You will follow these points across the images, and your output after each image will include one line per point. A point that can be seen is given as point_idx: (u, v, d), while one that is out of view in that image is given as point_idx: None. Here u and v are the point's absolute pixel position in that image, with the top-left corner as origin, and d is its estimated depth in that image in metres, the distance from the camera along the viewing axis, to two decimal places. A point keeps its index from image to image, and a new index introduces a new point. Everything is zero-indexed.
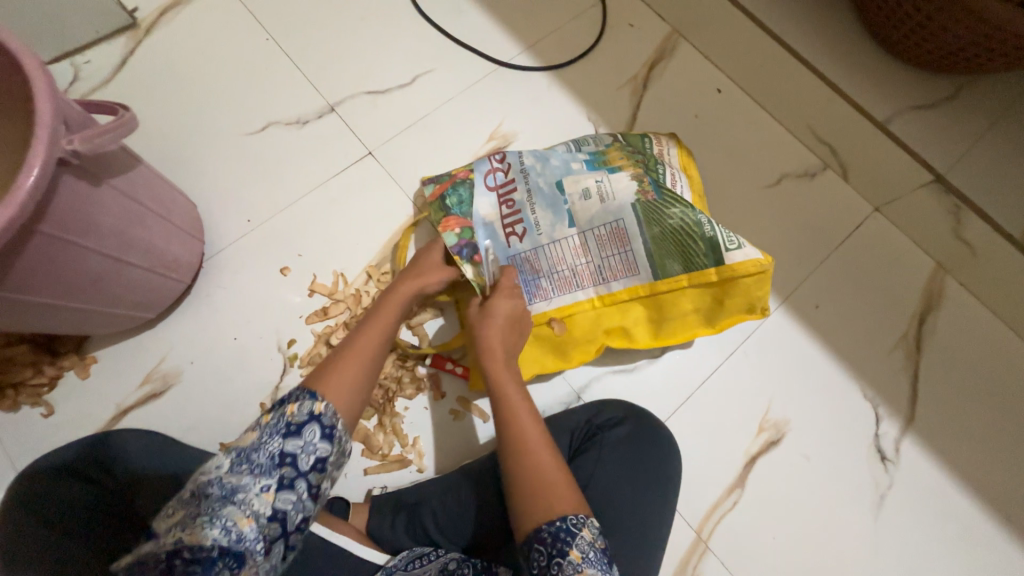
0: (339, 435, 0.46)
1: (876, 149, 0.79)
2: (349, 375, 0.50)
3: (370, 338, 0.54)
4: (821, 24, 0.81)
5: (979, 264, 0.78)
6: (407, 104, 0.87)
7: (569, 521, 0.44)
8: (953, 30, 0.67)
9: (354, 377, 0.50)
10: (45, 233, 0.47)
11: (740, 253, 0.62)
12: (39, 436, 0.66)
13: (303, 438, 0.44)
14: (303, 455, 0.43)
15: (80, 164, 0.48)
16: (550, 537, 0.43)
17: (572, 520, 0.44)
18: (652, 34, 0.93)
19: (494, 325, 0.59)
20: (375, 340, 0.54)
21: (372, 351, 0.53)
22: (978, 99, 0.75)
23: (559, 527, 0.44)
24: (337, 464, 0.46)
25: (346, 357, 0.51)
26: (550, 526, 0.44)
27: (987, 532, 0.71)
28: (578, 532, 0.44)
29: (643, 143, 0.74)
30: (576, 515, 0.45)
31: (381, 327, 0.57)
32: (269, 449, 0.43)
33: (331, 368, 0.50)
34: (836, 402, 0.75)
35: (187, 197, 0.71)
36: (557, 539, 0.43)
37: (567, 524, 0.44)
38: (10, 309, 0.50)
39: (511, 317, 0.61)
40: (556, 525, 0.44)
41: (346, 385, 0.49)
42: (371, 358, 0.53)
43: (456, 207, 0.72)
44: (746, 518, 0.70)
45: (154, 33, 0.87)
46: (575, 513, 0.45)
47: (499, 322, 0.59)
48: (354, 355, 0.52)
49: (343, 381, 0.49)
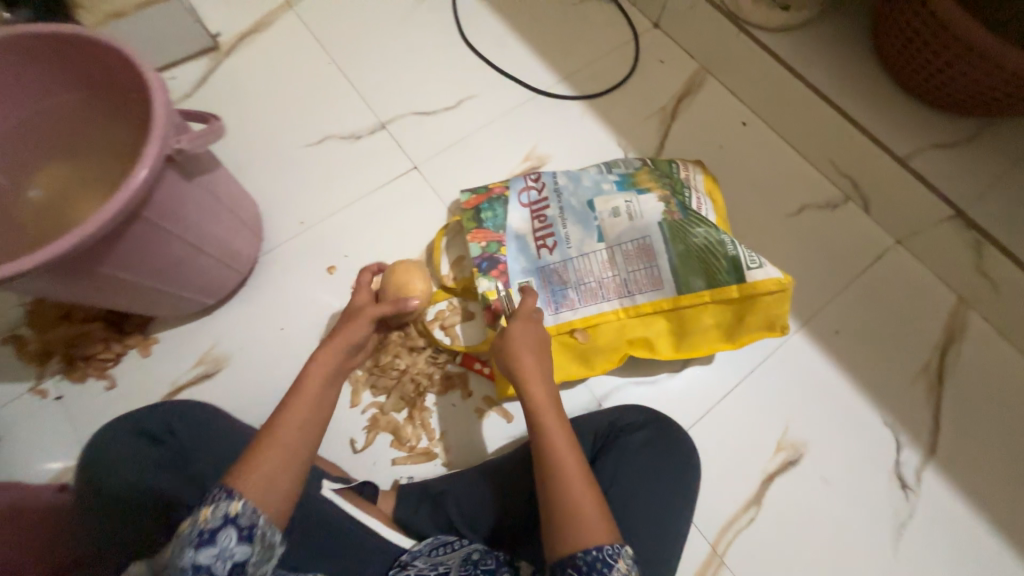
0: (261, 534, 0.42)
1: (897, 184, 0.82)
2: (279, 459, 0.45)
3: (312, 404, 0.49)
4: (844, 65, 0.86)
5: (1001, 300, 0.79)
6: (451, 125, 0.95)
7: (604, 552, 0.43)
8: (971, 76, 0.71)
9: (285, 456, 0.45)
10: (146, 220, 0.53)
11: (761, 271, 0.66)
12: (98, 407, 0.72)
13: (220, 543, 0.40)
14: (217, 564, 0.39)
15: (180, 162, 0.55)
16: (585, 566, 0.42)
17: (608, 551, 0.43)
18: (680, 70, 1.00)
19: (518, 353, 0.56)
20: (317, 406, 0.50)
21: (316, 419, 0.49)
22: (998, 140, 0.78)
23: (595, 556, 0.43)
24: (264, 562, 0.42)
25: (279, 429, 0.47)
26: (585, 555, 0.43)
27: (1013, 571, 0.70)
28: (614, 563, 0.42)
29: (671, 168, 0.79)
30: (612, 546, 0.44)
31: (324, 393, 0.51)
32: (184, 558, 0.39)
33: (257, 447, 0.45)
34: (855, 427, 0.76)
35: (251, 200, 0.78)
36: (593, 568, 0.42)
37: (602, 553, 0.43)
38: (103, 284, 0.56)
39: (535, 345, 0.58)
40: (591, 555, 0.43)
41: (271, 469, 0.44)
42: (310, 428, 0.48)
43: (490, 221, 0.78)
44: (762, 536, 0.71)
45: (232, 55, 0.98)
46: (611, 544, 0.44)
47: (523, 349, 0.57)
48: (288, 426, 0.47)
49: (271, 463, 0.44)
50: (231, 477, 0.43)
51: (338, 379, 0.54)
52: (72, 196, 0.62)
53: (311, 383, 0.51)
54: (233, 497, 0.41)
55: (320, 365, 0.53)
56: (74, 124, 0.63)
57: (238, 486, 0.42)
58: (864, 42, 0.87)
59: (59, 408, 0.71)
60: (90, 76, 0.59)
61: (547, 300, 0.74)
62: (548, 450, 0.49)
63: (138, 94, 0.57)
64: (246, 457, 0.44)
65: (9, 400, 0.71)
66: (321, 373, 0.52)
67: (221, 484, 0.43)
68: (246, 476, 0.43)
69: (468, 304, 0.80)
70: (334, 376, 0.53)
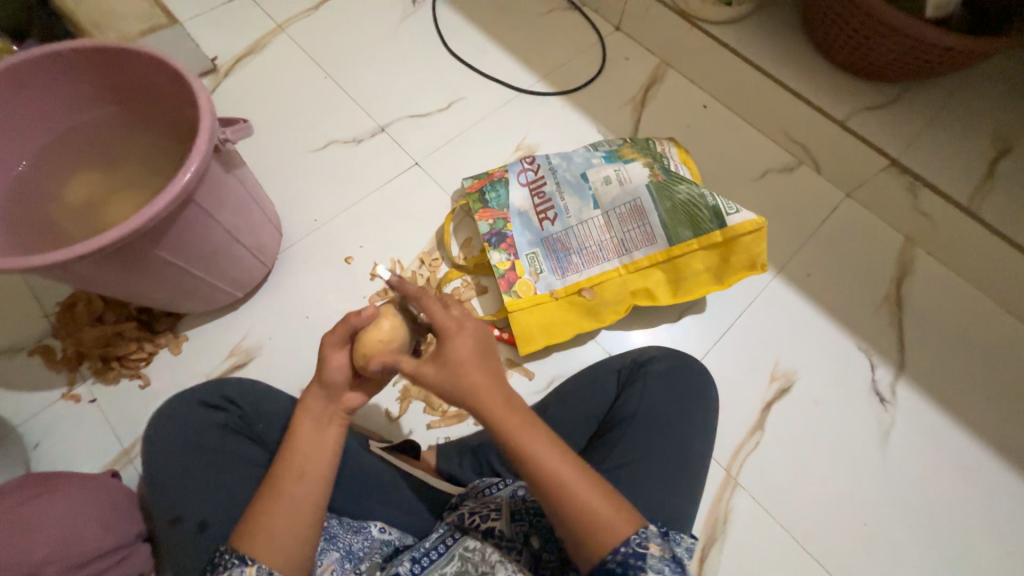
0: None
1: (841, 144, 0.95)
2: (287, 520, 0.46)
3: (305, 461, 0.49)
4: (783, 48, 1.00)
5: (939, 233, 0.92)
6: (445, 125, 1.03)
7: (633, 544, 0.43)
8: (885, 45, 0.85)
9: (295, 516, 0.46)
10: (196, 205, 0.59)
11: (739, 216, 0.77)
12: (138, 404, 0.75)
13: None
14: None
15: (223, 153, 0.62)
16: (618, 567, 0.43)
17: (635, 541, 0.43)
18: (643, 65, 1.12)
19: (461, 363, 0.47)
20: (314, 458, 0.49)
21: (317, 472, 0.49)
22: (916, 99, 0.93)
23: (626, 553, 0.43)
24: None
25: (280, 492, 0.47)
26: (615, 555, 0.43)
27: (985, 461, 0.79)
28: (646, 549, 0.43)
29: (649, 143, 0.88)
30: (637, 534, 0.44)
31: (320, 444, 0.50)
32: None
33: (260, 515, 0.46)
34: (834, 353, 0.86)
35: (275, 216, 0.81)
36: (627, 565, 0.42)
37: (632, 547, 0.43)
38: (154, 269, 0.61)
39: (478, 346, 0.49)
40: (620, 552, 0.43)
41: (279, 532, 0.45)
42: (313, 484, 0.48)
43: (494, 201, 0.85)
44: (768, 455, 0.79)
45: (231, 75, 1.03)
46: (635, 532, 0.44)
47: (466, 357, 0.48)
48: (287, 488, 0.47)
49: (280, 526, 0.45)
50: (244, 546, 0.44)
51: (338, 421, 0.52)
52: (107, 196, 0.66)
53: (304, 436, 0.50)
54: (251, 564, 0.43)
55: (304, 422, 0.51)
56: (111, 131, 0.69)
57: (247, 553, 0.44)
58: (797, 28, 1.01)
59: (96, 409, 0.74)
60: (133, 86, 0.66)
61: (553, 266, 0.82)
62: (537, 462, 0.45)
63: (178, 93, 0.64)
64: (253, 522, 0.46)
65: (45, 406, 0.74)
66: (308, 424, 0.51)
67: (232, 547, 0.45)
68: (256, 545, 0.44)
69: (481, 279, 0.87)
70: (334, 418, 0.52)
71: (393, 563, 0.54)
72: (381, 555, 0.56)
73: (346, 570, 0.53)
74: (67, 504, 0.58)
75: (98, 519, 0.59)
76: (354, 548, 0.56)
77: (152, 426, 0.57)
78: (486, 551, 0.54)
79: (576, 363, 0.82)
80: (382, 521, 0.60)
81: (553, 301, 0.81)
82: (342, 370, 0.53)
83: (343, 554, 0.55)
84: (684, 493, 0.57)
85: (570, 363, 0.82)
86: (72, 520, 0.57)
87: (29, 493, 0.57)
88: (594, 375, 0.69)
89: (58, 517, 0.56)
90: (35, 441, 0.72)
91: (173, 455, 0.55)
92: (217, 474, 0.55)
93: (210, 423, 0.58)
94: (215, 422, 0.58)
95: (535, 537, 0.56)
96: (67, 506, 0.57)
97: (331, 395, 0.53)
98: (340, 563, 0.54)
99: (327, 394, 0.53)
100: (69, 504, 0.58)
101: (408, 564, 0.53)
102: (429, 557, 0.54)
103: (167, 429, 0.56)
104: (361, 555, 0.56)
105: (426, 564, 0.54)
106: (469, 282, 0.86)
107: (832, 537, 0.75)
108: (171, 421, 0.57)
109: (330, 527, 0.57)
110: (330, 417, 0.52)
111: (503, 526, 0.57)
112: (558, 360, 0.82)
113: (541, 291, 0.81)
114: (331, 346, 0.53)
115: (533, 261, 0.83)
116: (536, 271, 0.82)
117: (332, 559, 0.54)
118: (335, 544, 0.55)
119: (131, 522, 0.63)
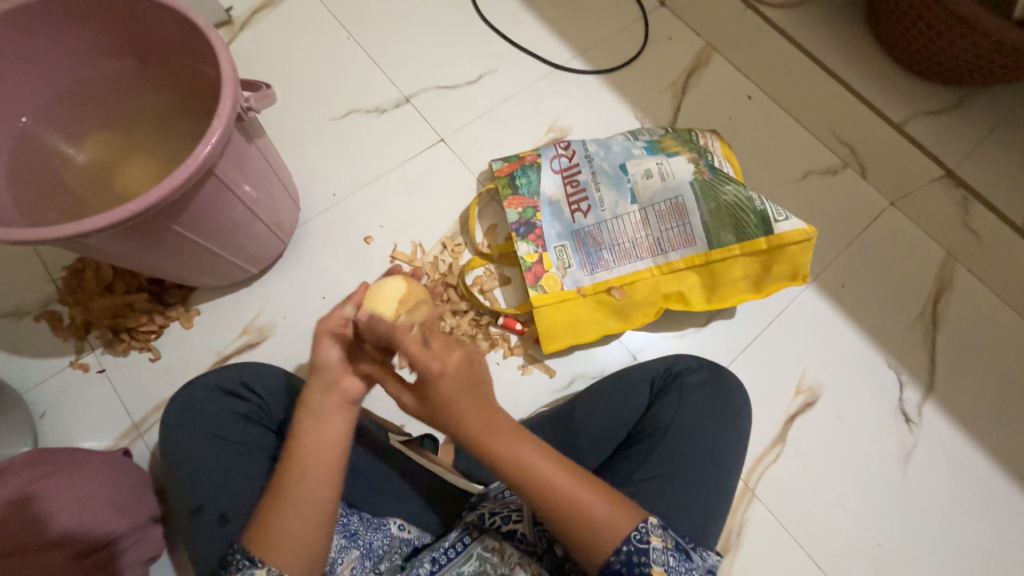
0: None
1: (893, 149, 0.88)
2: (287, 526, 0.44)
3: (308, 461, 0.46)
4: (844, 38, 0.91)
5: (985, 251, 0.86)
6: (474, 97, 0.94)
7: (634, 541, 0.44)
8: (961, 45, 0.77)
9: (298, 520, 0.45)
10: (216, 177, 0.57)
11: (787, 224, 0.74)
12: (149, 377, 0.74)
13: None
14: None
15: (245, 122, 0.59)
16: (623, 566, 0.43)
17: (637, 538, 0.44)
18: (689, 46, 1.01)
19: (449, 394, 0.44)
20: (316, 463, 0.46)
21: (324, 473, 0.46)
22: (981, 107, 0.86)
23: (628, 550, 0.44)
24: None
25: (285, 495, 0.45)
26: (619, 555, 0.44)
27: (1001, 488, 0.78)
28: (647, 543, 0.44)
29: (691, 135, 0.82)
30: (638, 530, 0.44)
31: (318, 441, 0.47)
32: None
33: (270, 516, 0.45)
34: (865, 371, 0.83)
35: (291, 187, 0.77)
36: (631, 563, 0.44)
37: (633, 544, 0.44)
38: (170, 241, 0.59)
39: (466, 373, 0.45)
40: (624, 551, 0.44)
41: (293, 537, 0.44)
42: (314, 487, 0.46)
43: (524, 187, 0.81)
44: (786, 469, 0.78)
45: (247, 30, 0.96)
46: (636, 528, 0.45)
47: (450, 396, 0.44)
48: (292, 491, 0.45)
49: (290, 530, 0.44)
50: (255, 547, 0.44)
51: (342, 413, 0.49)
52: (116, 164, 0.62)
53: (305, 432, 0.48)
54: (263, 567, 0.43)
55: (304, 422, 0.48)
56: (124, 87, 0.65)
57: (262, 556, 0.43)
58: (863, 18, 0.92)
59: (104, 381, 0.74)
60: (149, 40, 0.61)
61: (583, 262, 0.79)
62: (535, 480, 0.45)
63: (198, 52, 0.59)
64: (260, 526, 0.45)
65: (53, 374, 0.74)
66: (310, 423, 0.48)
67: (243, 547, 0.44)
68: (269, 548, 0.43)
69: (505, 269, 0.83)
70: (335, 410, 0.49)
71: (413, 564, 0.54)
72: (402, 555, 0.57)
73: (366, 569, 0.55)
74: (75, 485, 0.60)
75: (108, 502, 0.61)
76: (374, 547, 0.57)
77: (180, 411, 0.59)
78: (505, 553, 0.53)
79: (598, 363, 0.80)
80: (401, 519, 0.60)
81: (580, 298, 0.78)
82: (335, 353, 0.49)
83: (363, 553, 0.56)
84: (712, 509, 0.57)
85: (594, 363, 0.80)
86: (82, 503, 0.59)
87: (42, 471, 0.60)
88: (633, 375, 0.67)
89: (67, 499, 0.58)
90: (42, 410, 0.72)
91: (195, 444, 0.57)
92: (234, 465, 0.56)
93: (232, 412, 0.59)
94: (236, 410, 0.59)
95: (558, 545, 0.55)
96: (75, 489, 0.59)
97: (326, 384, 0.49)
98: (360, 560, 0.55)
99: (321, 381, 0.49)
100: (80, 484, 0.60)
101: (428, 565, 0.53)
102: (447, 554, 0.54)
103: (195, 415, 0.58)
104: (381, 554, 0.57)
105: (445, 563, 0.53)
106: (491, 271, 0.83)
107: (840, 554, 0.75)
108: (196, 407, 0.59)
109: (350, 523, 0.58)
110: (330, 408, 0.48)
111: (526, 528, 0.56)
112: (582, 359, 0.80)
113: (568, 287, 0.78)
114: (326, 329, 0.50)
115: (562, 255, 0.79)
116: (564, 265, 0.79)
117: (353, 557, 0.55)
118: (356, 543, 0.56)
119: (143, 504, 0.65)
